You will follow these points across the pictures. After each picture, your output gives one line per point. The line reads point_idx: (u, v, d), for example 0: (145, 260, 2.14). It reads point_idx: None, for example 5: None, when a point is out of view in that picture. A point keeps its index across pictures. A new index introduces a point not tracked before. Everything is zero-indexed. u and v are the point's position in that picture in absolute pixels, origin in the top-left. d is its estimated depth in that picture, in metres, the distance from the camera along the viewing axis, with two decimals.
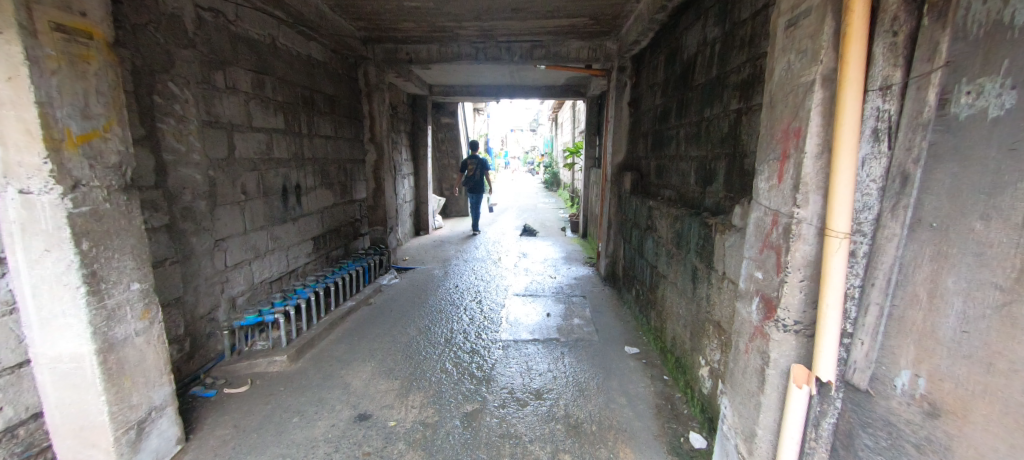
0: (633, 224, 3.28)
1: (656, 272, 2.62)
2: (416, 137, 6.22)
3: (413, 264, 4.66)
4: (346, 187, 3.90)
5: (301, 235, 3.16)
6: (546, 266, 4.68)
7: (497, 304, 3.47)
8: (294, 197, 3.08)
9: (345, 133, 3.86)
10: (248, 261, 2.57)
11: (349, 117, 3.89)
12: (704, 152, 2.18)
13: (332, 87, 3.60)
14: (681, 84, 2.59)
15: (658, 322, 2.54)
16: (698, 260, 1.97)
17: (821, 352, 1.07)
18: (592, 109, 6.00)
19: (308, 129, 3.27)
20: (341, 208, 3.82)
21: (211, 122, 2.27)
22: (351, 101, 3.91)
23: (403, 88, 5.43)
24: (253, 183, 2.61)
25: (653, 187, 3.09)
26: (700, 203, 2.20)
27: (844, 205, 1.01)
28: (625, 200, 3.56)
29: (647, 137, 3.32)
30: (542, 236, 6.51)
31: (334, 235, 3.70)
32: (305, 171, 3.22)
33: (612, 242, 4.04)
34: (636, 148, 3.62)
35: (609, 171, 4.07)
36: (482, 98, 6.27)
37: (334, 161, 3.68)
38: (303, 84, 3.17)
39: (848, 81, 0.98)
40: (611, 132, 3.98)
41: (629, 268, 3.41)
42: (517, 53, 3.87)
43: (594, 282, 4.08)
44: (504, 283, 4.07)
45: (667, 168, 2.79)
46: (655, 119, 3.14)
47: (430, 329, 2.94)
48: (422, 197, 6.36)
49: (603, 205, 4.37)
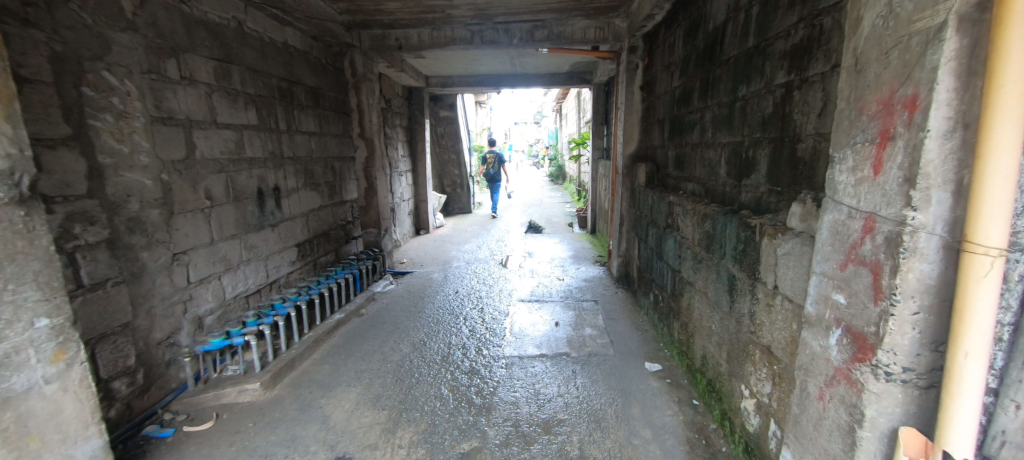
0: (650, 222, 2.93)
1: (681, 279, 2.28)
2: (413, 132, 5.90)
3: (411, 267, 4.37)
4: (335, 188, 3.59)
5: (282, 242, 2.87)
6: (553, 266, 4.36)
7: (500, 312, 3.16)
8: (273, 201, 2.78)
9: (332, 128, 3.55)
10: (217, 275, 2.28)
11: (336, 111, 3.58)
12: (739, 138, 1.84)
13: (314, 78, 3.28)
14: (705, 60, 2.24)
15: (685, 337, 2.21)
16: (736, 269, 1.63)
17: (957, 418, 0.76)
18: (598, 97, 5.63)
19: (288, 124, 2.97)
20: (330, 211, 3.52)
21: (164, 118, 1.97)
22: (337, 93, 3.59)
23: (397, 79, 5.11)
24: (220, 186, 2.31)
25: (672, 180, 2.74)
26: (735, 198, 1.86)
27: (1000, 208, 0.69)
28: (640, 195, 3.22)
29: (663, 124, 2.97)
30: (548, 233, 6.17)
31: (322, 240, 3.40)
32: (285, 171, 2.92)
33: (625, 240, 3.70)
34: (651, 137, 3.26)
35: (620, 164, 3.73)
36: (482, 88, 5.92)
37: (320, 160, 3.38)
38: (280, 75, 2.86)
39: (1013, 24, 0.66)
40: (622, 120, 3.63)
41: (646, 271, 3.07)
42: (516, 35, 3.52)
43: (606, 284, 3.75)
44: (507, 287, 3.76)
45: (690, 158, 2.45)
46: (672, 103, 2.79)
47: (425, 344, 2.64)
48: (421, 194, 6.05)
49: (614, 201, 4.03)
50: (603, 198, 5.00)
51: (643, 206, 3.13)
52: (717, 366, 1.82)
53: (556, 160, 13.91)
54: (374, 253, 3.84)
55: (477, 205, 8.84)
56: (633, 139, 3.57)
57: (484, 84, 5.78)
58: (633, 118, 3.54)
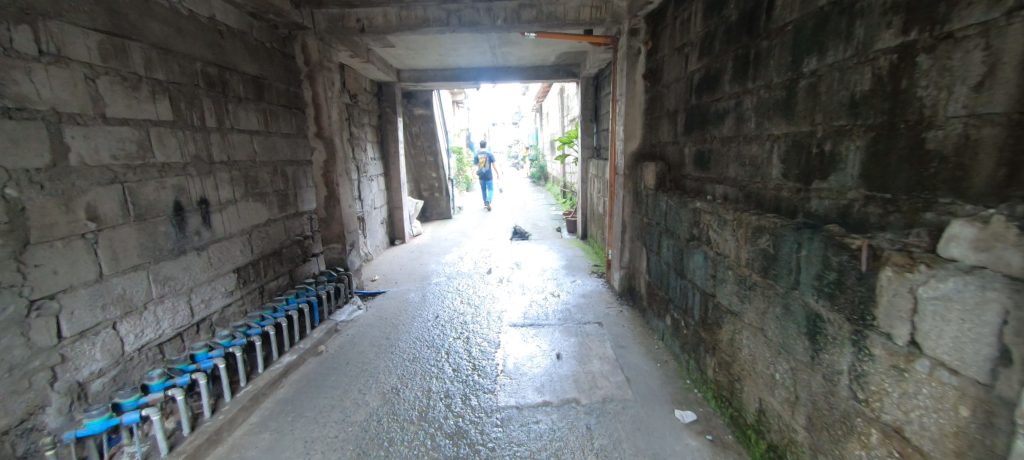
0: (663, 232, 2.48)
1: (716, 306, 1.83)
2: (384, 132, 5.32)
3: (384, 286, 3.80)
4: (286, 198, 3.01)
5: (213, 269, 2.28)
6: (546, 280, 3.86)
7: (490, 342, 2.65)
8: (199, 217, 2.20)
9: (282, 127, 2.97)
10: (109, 322, 1.70)
11: (286, 105, 3.00)
12: (804, 128, 1.40)
13: (254, 64, 2.70)
14: (740, 34, 1.80)
15: (726, 380, 1.75)
16: (821, 306, 1.19)
17: None
18: (587, 91, 5.18)
19: (219, 121, 2.38)
20: (281, 225, 2.94)
21: (8, 109, 1.40)
22: (288, 85, 3.01)
23: (363, 72, 4.53)
24: (114, 202, 1.74)
25: (693, 182, 2.30)
26: (802, 206, 1.42)
27: None
28: (648, 199, 2.77)
29: (676, 116, 2.53)
30: (535, 239, 5.68)
31: (271, 262, 2.82)
32: (216, 179, 2.34)
33: (628, 250, 3.25)
34: (658, 133, 2.82)
35: (620, 164, 3.28)
36: (460, 83, 5.41)
37: (266, 164, 2.80)
38: (205, 59, 2.28)
39: None
40: (621, 114, 3.19)
41: (658, 288, 2.62)
42: (499, 15, 3.02)
43: (608, 299, 3.28)
44: (496, 307, 3.24)
45: (719, 155, 2.00)
46: (690, 90, 2.34)
47: (398, 393, 2.10)
48: (395, 200, 5.48)
49: (612, 207, 3.58)
50: (597, 201, 4.55)
51: (653, 212, 2.68)
52: (785, 430, 1.37)
53: (538, 160, 13.45)
54: (337, 275, 3.24)
55: (458, 210, 8.29)
56: (636, 135, 3.12)
57: (462, 79, 5.26)
58: (636, 111, 3.09)
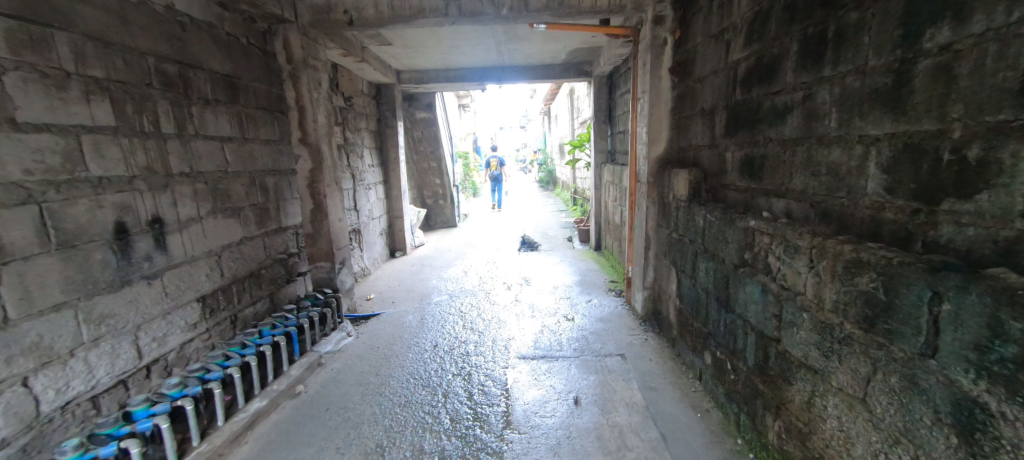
0: (700, 253, 2.09)
1: (782, 354, 1.44)
2: (383, 137, 4.99)
3: (379, 306, 3.45)
4: (266, 213, 2.67)
5: (169, 300, 1.94)
6: (558, 299, 3.48)
7: (495, 380, 2.27)
8: (151, 240, 1.86)
9: (260, 133, 2.63)
10: (16, 379, 1.36)
11: (266, 108, 2.67)
12: (929, 126, 1.01)
13: (226, 62, 2.37)
14: (810, 8, 1.41)
15: (798, 453, 1.36)
16: (987, 394, 0.84)
17: None
18: (601, 91, 4.79)
19: (180, 126, 2.05)
20: (260, 243, 2.60)
21: None
22: (268, 85, 2.68)
23: (359, 73, 4.20)
24: (26, 228, 1.40)
25: (739, 194, 1.90)
26: (927, 235, 1.04)
27: None
28: (679, 212, 2.38)
29: (713, 115, 2.14)
30: (545, 250, 5.30)
31: (246, 286, 2.47)
32: (175, 194, 2.00)
33: (653, 268, 2.85)
34: (690, 135, 2.43)
35: (642, 171, 2.88)
36: (464, 84, 5.07)
37: (241, 175, 2.46)
38: (161, 54, 1.95)
39: None
40: (644, 114, 2.80)
41: (693, 317, 2.22)
42: (504, 3, 2.66)
43: (630, 324, 2.89)
44: (502, 334, 2.86)
45: (778, 162, 1.61)
46: (733, 83, 1.95)
47: (383, 453, 1.73)
48: (395, 210, 5.14)
49: (633, 219, 3.19)
50: (614, 211, 4.15)
51: (685, 228, 2.29)
52: None
53: (546, 164, 13.07)
54: (322, 298, 2.87)
55: (463, 217, 7.94)
56: (661, 138, 2.73)
57: (466, 80, 4.92)
58: (661, 110, 2.70)
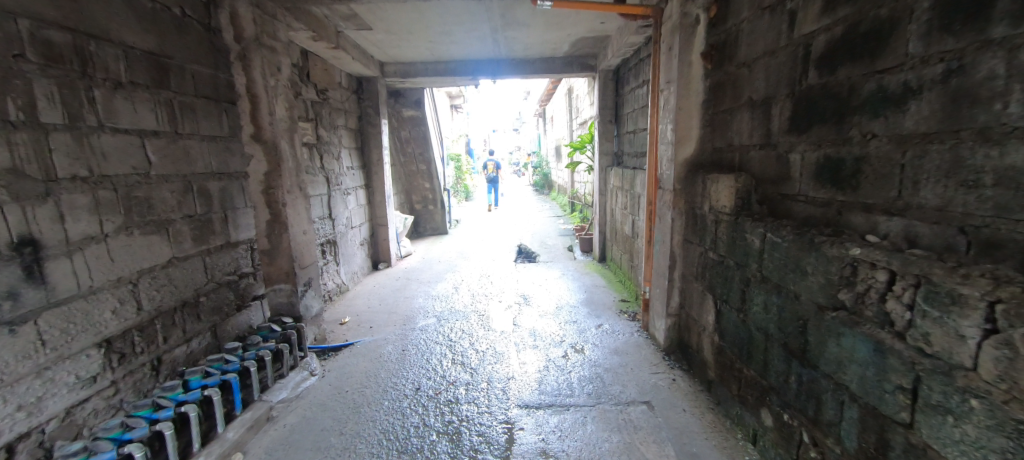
0: (755, 283, 1.63)
1: (931, 452, 0.98)
2: (365, 136, 4.48)
3: (353, 333, 2.94)
4: (208, 225, 2.16)
5: (46, 351, 1.43)
6: (563, 323, 3.00)
7: (491, 444, 1.78)
8: (18, 269, 1.36)
9: (200, 127, 2.12)
10: None
11: (208, 97, 2.16)
12: None
13: (151, 36, 1.87)
14: None
15: None
16: None
17: None
18: (607, 87, 4.34)
19: (75, 115, 1.55)
20: (197, 265, 2.09)
21: None
22: (212, 68, 2.17)
23: (336, 63, 3.70)
24: None
25: (817, 208, 1.43)
26: None
27: None
28: (720, 228, 1.91)
29: (770, 107, 1.69)
30: (544, 261, 4.82)
31: (176, 319, 1.96)
32: (66, 205, 1.50)
33: (678, 293, 2.38)
34: (733, 131, 1.97)
35: (666, 176, 2.42)
36: (455, 78, 4.58)
37: (171, 180, 1.96)
38: (41, 17, 1.45)
39: None
40: (669, 108, 2.35)
41: (739, 362, 1.77)
42: None
43: (652, 358, 2.42)
44: (499, 371, 2.37)
45: (889, 166, 1.16)
46: (803, 63, 1.50)
47: None
48: (378, 217, 4.63)
49: (651, 233, 2.72)
50: (623, 220, 3.69)
51: (730, 248, 1.83)
52: None
53: (542, 167, 12.62)
54: (278, 330, 2.31)
55: (454, 223, 7.43)
56: (691, 136, 2.27)
57: (457, 73, 4.44)
58: (691, 103, 2.25)
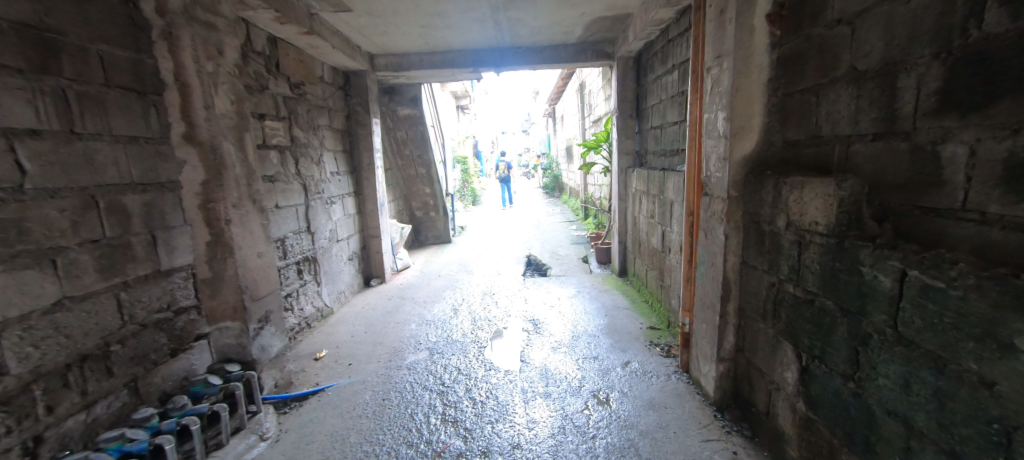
0: (882, 343, 1.09)
1: None
2: (354, 137, 3.99)
3: (326, 373, 2.43)
4: (125, 252, 1.68)
5: None
6: (581, 361, 2.45)
7: None
8: None
9: (114, 125, 1.64)
10: None
11: (127, 87, 1.67)
12: None
13: (28, 4, 1.39)
14: None
15: None
16: None
17: None
18: (626, 77, 3.79)
19: None
20: (107, 305, 1.61)
21: None
22: (131, 49, 1.68)
23: (314, 54, 3.21)
24: None
25: (1014, 234, 0.91)
26: None
27: None
28: (810, 252, 1.36)
29: (897, 77, 1.13)
30: (556, 276, 4.27)
31: (69, 381, 1.48)
32: None
33: (736, 332, 1.83)
34: (824, 117, 1.41)
35: (715, 179, 1.87)
36: (454, 71, 4.08)
37: (63, 195, 1.48)
38: None
39: None
40: (720, 91, 1.79)
41: (848, 450, 1.23)
42: None
43: (699, 417, 1.86)
44: (501, 436, 1.83)
45: None
46: (979, 0, 0.94)
47: None
48: (370, 228, 4.13)
49: (692, 251, 2.15)
50: (651, 232, 3.13)
51: (830, 284, 1.28)
52: None
53: (552, 169, 12.08)
54: (218, 384, 1.81)
55: (458, 231, 6.92)
56: (752, 127, 1.71)
57: (456, 65, 3.93)
58: (752, 82, 1.69)
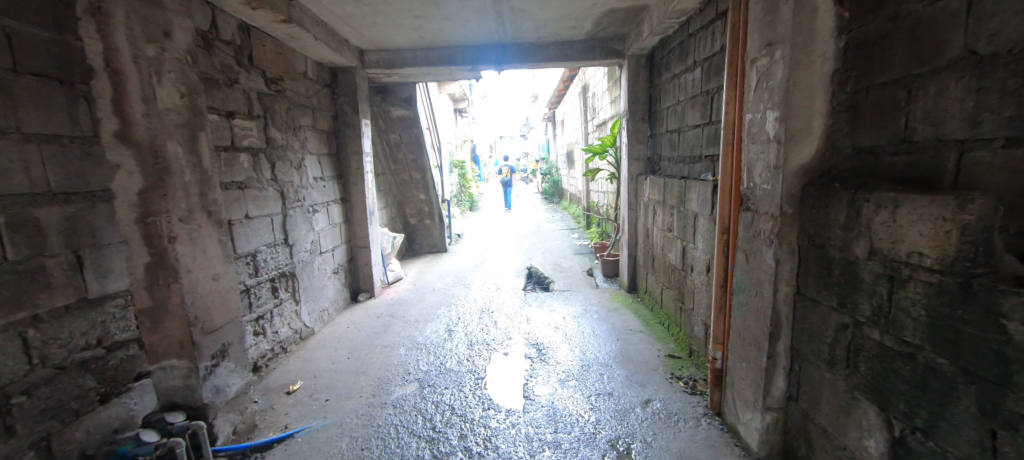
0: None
1: None
2: (341, 139, 3.66)
3: (299, 411, 2.10)
4: (35, 280, 1.34)
5: None
6: (594, 399, 2.12)
7: None
8: None
9: (23, 120, 1.31)
10: None
11: (42, 74, 1.34)
12: None
13: None
14: None
15: None
16: None
17: None
18: (637, 77, 3.49)
19: None
20: (4, 345, 1.27)
21: None
22: (49, 27, 1.35)
23: (295, 47, 2.89)
24: None
25: None
26: None
27: None
28: (913, 292, 1.04)
29: None
30: (560, 291, 3.94)
31: None
32: None
33: (789, 377, 1.51)
34: (933, 117, 1.09)
35: (763, 192, 1.55)
36: (450, 69, 3.76)
37: None
38: None
39: None
40: (772, 86, 1.48)
41: None
42: None
43: None
44: None
45: None
46: None
47: None
48: (358, 238, 3.80)
49: (726, 276, 1.83)
50: (668, 246, 2.81)
51: (953, 337, 0.96)
52: None
53: (551, 173, 11.79)
54: (152, 441, 1.47)
55: (455, 238, 6.59)
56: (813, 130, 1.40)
57: (453, 62, 3.62)
58: (814, 75, 1.38)
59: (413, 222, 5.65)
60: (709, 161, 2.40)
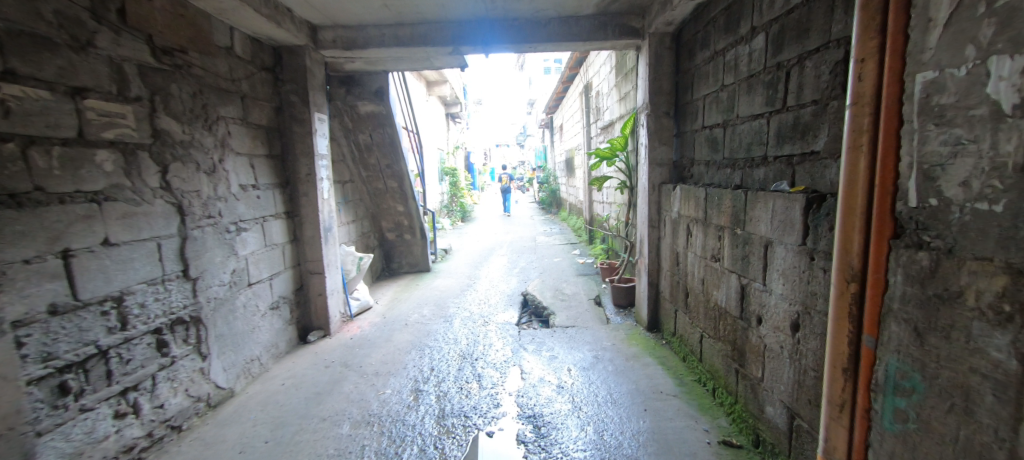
0: None
1: None
2: (286, 137, 2.89)
3: None
4: None
5: None
6: None
7: None
8: None
9: None
10: None
11: None
12: None
13: None
14: None
15: None
16: None
17: None
18: (662, 61, 2.76)
19: None
20: None
21: None
22: None
23: (208, 9, 2.14)
24: None
25: None
26: None
27: None
28: None
29: None
30: (562, 328, 3.17)
31: None
32: None
33: None
34: None
35: (979, 216, 0.81)
36: (427, 52, 3.03)
37: None
38: None
39: None
40: (1013, 5, 0.73)
41: None
42: None
43: None
44: None
45: None
46: None
47: None
48: (309, 263, 3.01)
49: (858, 353, 1.08)
50: (713, 280, 2.07)
51: None
52: None
53: (549, 182, 11.08)
54: None
55: (440, 255, 5.80)
56: None
57: (429, 42, 2.89)
58: None
59: (391, 237, 4.91)
60: (785, 163, 1.65)
